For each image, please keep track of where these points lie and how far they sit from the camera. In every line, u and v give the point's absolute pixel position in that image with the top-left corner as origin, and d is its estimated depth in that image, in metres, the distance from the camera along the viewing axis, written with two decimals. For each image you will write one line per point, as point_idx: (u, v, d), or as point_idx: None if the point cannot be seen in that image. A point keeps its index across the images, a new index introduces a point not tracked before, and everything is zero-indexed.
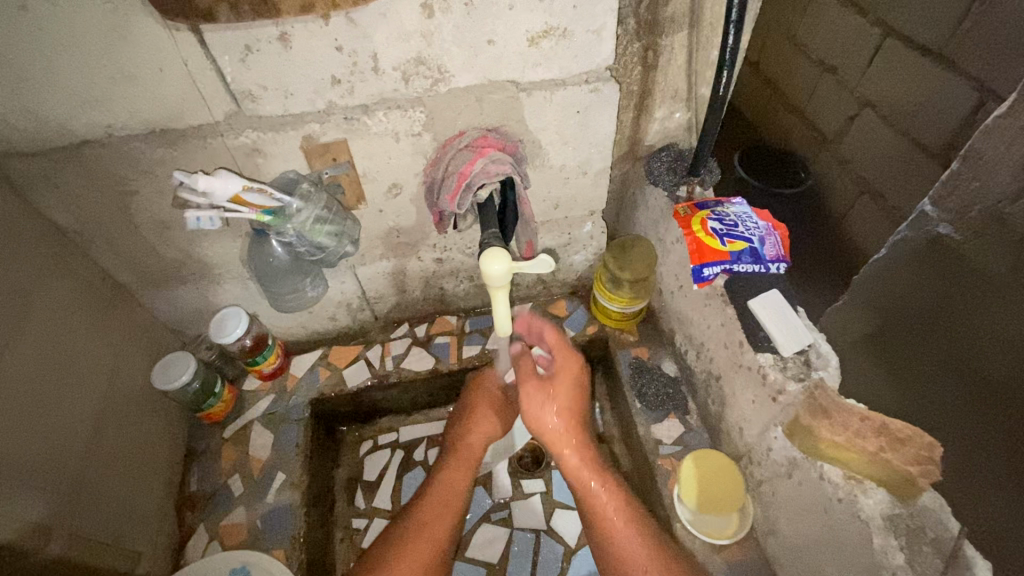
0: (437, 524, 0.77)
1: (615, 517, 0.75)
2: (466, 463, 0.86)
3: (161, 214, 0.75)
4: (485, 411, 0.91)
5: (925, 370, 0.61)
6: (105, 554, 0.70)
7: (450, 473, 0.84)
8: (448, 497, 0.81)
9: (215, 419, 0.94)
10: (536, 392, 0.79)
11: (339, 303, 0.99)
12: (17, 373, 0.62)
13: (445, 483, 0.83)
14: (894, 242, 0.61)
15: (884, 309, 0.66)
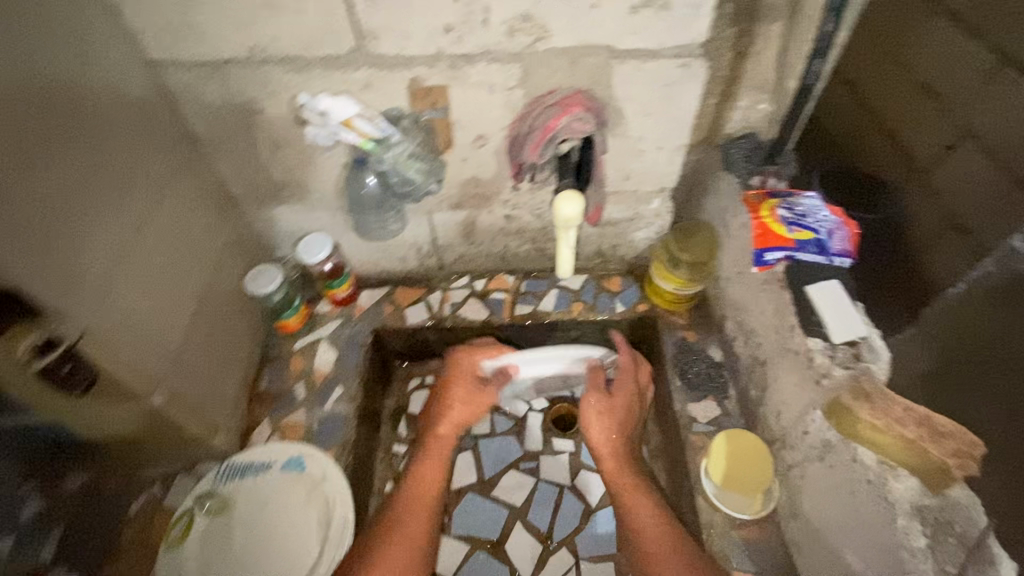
0: (413, 520, 0.84)
1: (642, 516, 0.83)
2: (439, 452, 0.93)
3: (277, 135, 0.85)
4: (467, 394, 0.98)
5: (978, 426, 0.56)
6: (192, 418, 0.82)
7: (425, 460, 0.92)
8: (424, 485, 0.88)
9: (290, 329, 1.05)
10: (597, 404, 0.95)
11: (411, 245, 1.07)
12: (146, 248, 0.74)
13: (423, 469, 0.91)
14: (977, 276, 0.59)
15: (934, 344, 0.63)
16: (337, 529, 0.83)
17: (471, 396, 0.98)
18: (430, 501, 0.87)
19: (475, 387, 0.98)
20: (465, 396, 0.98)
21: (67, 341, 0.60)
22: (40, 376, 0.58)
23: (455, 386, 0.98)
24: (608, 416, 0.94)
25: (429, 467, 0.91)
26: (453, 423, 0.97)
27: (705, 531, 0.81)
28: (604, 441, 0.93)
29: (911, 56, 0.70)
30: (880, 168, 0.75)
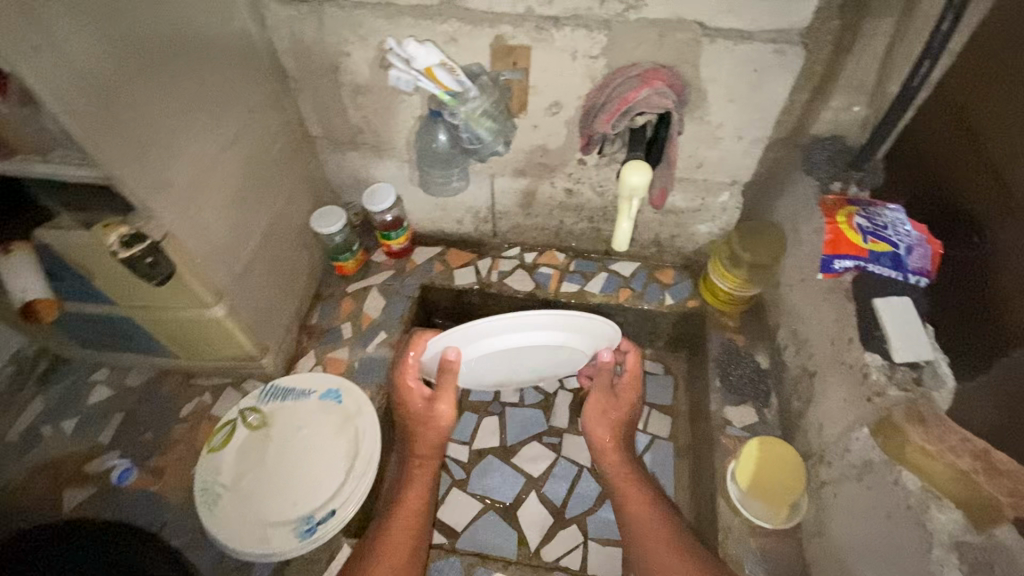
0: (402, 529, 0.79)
1: (645, 523, 0.81)
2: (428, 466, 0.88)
3: (361, 80, 0.88)
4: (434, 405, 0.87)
5: None
6: (247, 335, 0.87)
7: (415, 478, 0.87)
8: (411, 508, 0.82)
9: (346, 272, 1.09)
10: (602, 404, 0.91)
11: (470, 208, 1.09)
12: (229, 166, 0.78)
13: (410, 492, 0.84)
14: None
15: (1006, 391, 0.59)
16: (361, 465, 0.84)
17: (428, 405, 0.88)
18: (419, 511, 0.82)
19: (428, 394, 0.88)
20: (437, 412, 0.87)
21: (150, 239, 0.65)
22: (124, 263, 0.65)
23: (410, 403, 0.88)
24: (611, 422, 0.90)
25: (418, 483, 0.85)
26: (429, 444, 0.89)
27: (722, 534, 0.79)
28: (608, 445, 0.90)
29: (1012, 71, 0.62)
30: (973, 206, 0.68)
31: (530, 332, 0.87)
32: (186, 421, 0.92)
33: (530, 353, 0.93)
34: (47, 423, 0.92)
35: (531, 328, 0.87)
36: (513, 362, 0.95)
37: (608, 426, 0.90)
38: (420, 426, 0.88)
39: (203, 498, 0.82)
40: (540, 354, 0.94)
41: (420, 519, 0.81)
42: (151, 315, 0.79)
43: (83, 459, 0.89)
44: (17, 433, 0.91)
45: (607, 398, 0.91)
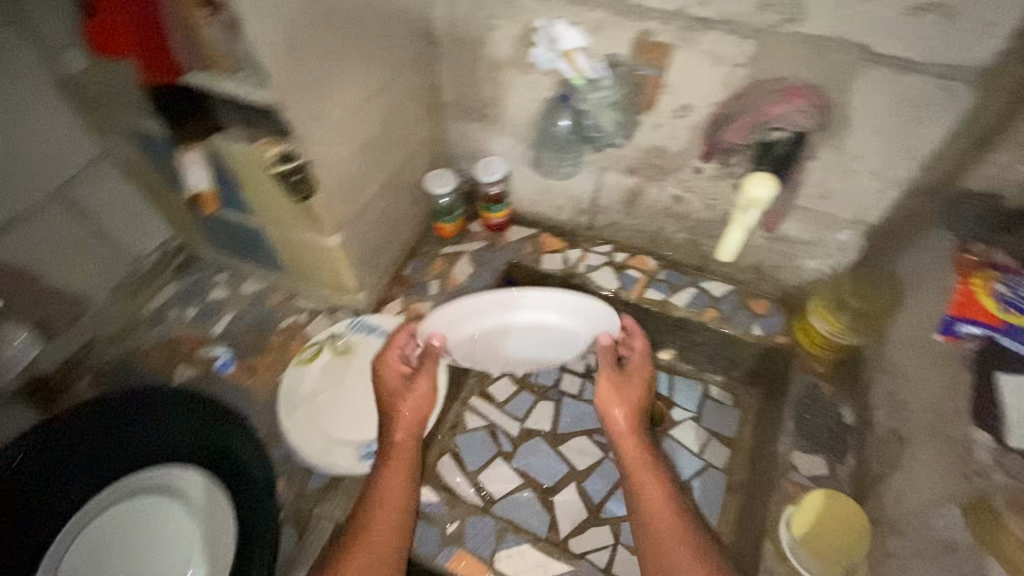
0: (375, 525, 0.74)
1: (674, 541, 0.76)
2: (402, 456, 0.82)
3: (503, 57, 0.92)
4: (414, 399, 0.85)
5: None
6: (350, 270, 0.95)
7: (389, 471, 0.80)
8: (387, 508, 0.76)
9: (445, 234, 1.15)
10: (615, 388, 0.89)
11: (572, 198, 1.10)
12: (372, 113, 0.86)
13: (386, 489, 0.78)
14: None
15: None
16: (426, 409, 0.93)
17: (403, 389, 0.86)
18: (398, 502, 0.77)
19: (405, 380, 0.87)
20: (416, 395, 0.86)
21: (298, 162, 0.73)
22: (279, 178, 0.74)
23: (388, 389, 0.87)
24: (623, 406, 0.88)
25: (392, 477, 0.79)
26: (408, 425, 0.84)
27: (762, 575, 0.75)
28: (624, 434, 0.87)
29: None
30: None
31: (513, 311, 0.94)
32: (282, 333, 1.02)
33: (517, 338, 0.97)
34: (174, 307, 1.07)
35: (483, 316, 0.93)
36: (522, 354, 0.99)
37: (625, 413, 0.88)
38: (401, 408, 0.85)
39: (284, 401, 0.90)
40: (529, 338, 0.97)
41: (395, 511, 0.76)
42: (278, 231, 0.89)
43: (195, 345, 1.02)
44: (150, 309, 1.06)
45: (618, 385, 0.90)
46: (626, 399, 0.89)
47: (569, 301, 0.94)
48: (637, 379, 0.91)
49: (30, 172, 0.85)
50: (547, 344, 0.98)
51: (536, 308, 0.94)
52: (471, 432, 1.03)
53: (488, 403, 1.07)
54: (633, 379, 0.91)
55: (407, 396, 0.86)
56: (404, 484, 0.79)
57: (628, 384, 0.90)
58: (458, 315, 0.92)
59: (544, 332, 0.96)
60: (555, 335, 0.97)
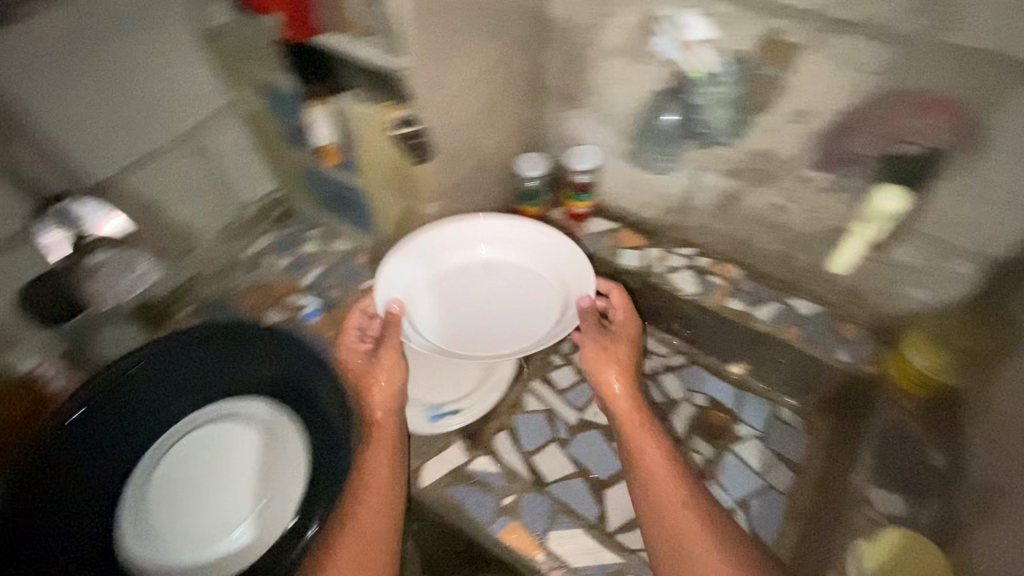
0: (363, 499, 0.78)
1: (670, 502, 0.76)
2: (381, 435, 0.85)
3: (616, 47, 0.91)
4: (393, 372, 0.88)
5: None
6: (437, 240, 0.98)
7: (373, 452, 0.83)
8: (373, 480, 0.79)
9: (527, 219, 1.16)
10: (598, 347, 0.90)
11: (662, 196, 1.08)
12: (483, 90, 0.88)
13: (369, 462, 0.81)
14: None
15: None
16: (495, 381, 0.98)
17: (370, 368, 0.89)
18: (380, 475, 0.80)
19: (370, 360, 0.90)
20: (397, 372, 0.88)
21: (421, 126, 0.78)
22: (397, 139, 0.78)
23: (357, 371, 0.90)
24: (614, 366, 0.89)
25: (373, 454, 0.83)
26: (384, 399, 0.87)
27: None
28: (617, 393, 0.88)
29: None
30: None
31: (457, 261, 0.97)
32: (365, 292, 1.07)
33: (486, 294, 0.96)
34: (273, 254, 1.14)
35: (429, 271, 0.95)
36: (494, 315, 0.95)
37: (623, 380, 0.89)
38: (374, 384, 0.88)
39: None
40: (500, 292, 0.96)
41: (379, 484, 0.80)
42: (378, 194, 0.94)
43: (284, 292, 1.08)
44: (250, 254, 1.14)
45: (604, 344, 0.90)
46: (615, 357, 0.90)
47: (523, 235, 0.97)
48: (622, 335, 0.92)
49: (172, 115, 0.93)
50: (511, 289, 0.96)
51: (476, 249, 0.97)
52: (531, 414, 1.05)
53: (548, 389, 1.08)
54: (619, 337, 0.92)
55: (386, 377, 0.88)
56: (384, 457, 0.82)
57: (613, 342, 0.91)
58: (415, 263, 0.94)
59: (512, 280, 0.97)
60: (525, 280, 0.97)
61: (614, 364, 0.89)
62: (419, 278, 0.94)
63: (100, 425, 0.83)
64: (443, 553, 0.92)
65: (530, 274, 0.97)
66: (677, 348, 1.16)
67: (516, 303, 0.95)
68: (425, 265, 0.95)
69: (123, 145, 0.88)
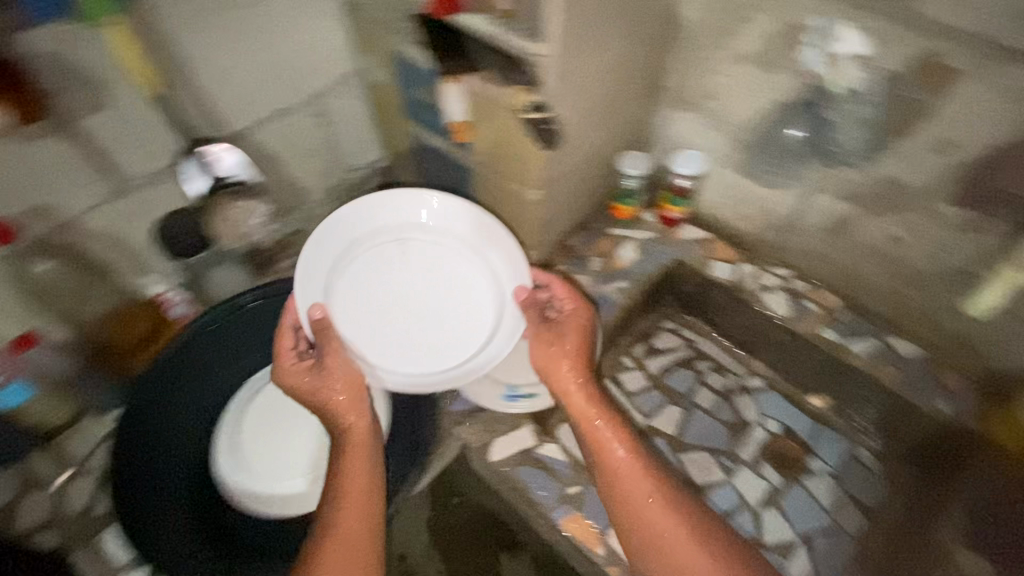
0: (346, 512, 0.69)
1: (667, 520, 0.71)
2: (355, 443, 0.76)
3: (750, 53, 0.87)
4: (338, 381, 0.78)
5: None
6: (534, 227, 0.98)
7: (347, 460, 0.74)
8: (352, 491, 0.70)
9: (621, 216, 1.15)
10: (545, 343, 0.84)
11: (767, 211, 1.05)
12: (606, 84, 0.87)
13: (346, 473, 0.72)
14: None
15: None
16: None
17: (325, 377, 0.78)
18: (364, 485, 0.71)
19: (315, 369, 0.78)
20: (341, 381, 0.78)
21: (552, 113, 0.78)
22: (527, 123, 0.78)
23: (308, 390, 0.79)
24: (569, 361, 0.83)
25: (354, 463, 0.73)
26: (350, 405, 0.78)
27: None
28: (572, 391, 0.82)
29: None
30: None
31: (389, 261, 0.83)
32: None
33: (417, 291, 0.84)
34: None
35: (354, 276, 0.82)
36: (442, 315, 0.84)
37: (572, 373, 0.83)
38: (335, 392, 0.78)
39: None
40: (434, 289, 0.84)
41: (363, 491, 0.70)
42: (483, 175, 0.95)
43: None
44: None
45: (550, 340, 0.84)
46: (567, 353, 0.83)
47: (447, 217, 0.85)
48: (566, 325, 0.85)
49: (304, 78, 0.97)
50: (451, 284, 0.85)
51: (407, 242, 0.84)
52: None
53: (616, 390, 1.09)
54: (565, 329, 0.85)
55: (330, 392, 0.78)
56: (364, 463, 0.73)
57: (563, 334, 0.85)
58: (322, 266, 0.80)
59: (444, 271, 0.85)
60: (470, 275, 0.85)
61: (567, 360, 0.83)
62: (320, 273, 0.79)
63: (210, 351, 0.87)
64: (468, 533, 1.02)
65: (467, 261, 0.85)
66: (754, 370, 1.13)
67: (450, 304, 0.84)
68: (337, 259, 0.81)
69: (254, 98, 0.92)
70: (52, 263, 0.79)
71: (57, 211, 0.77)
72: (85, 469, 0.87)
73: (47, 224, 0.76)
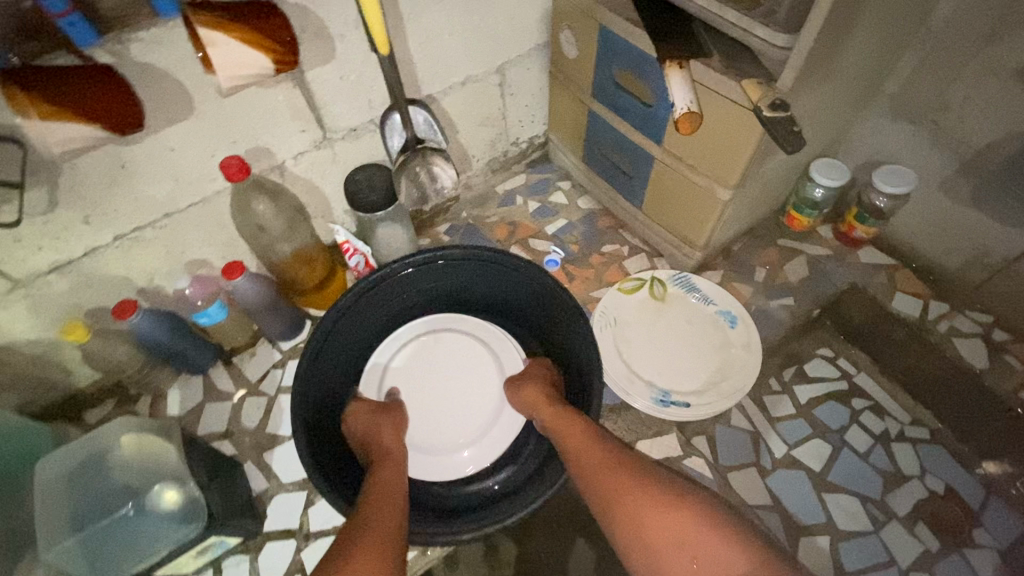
0: (379, 513, 0.67)
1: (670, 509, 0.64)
2: (391, 462, 0.76)
3: (1019, 66, 0.76)
4: (386, 417, 0.83)
5: None
6: (711, 228, 0.93)
7: (377, 474, 0.74)
8: (386, 500, 0.70)
9: (792, 225, 1.07)
10: (524, 385, 0.84)
11: (979, 248, 0.95)
12: (832, 88, 0.80)
13: (376, 484, 0.72)
14: None
15: None
16: (730, 389, 0.91)
17: (372, 416, 0.83)
18: (397, 499, 0.70)
19: (366, 411, 0.84)
20: (387, 420, 0.82)
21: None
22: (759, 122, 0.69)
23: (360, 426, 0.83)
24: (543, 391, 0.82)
25: (386, 480, 0.73)
26: (393, 435, 0.80)
27: None
28: (554, 411, 0.78)
29: None
30: None
31: (445, 360, 0.92)
32: (606, 256, 1.09)
33: (453, 387, 0.91)
34: (521, 195, 1.18)
35: (419, 361, 0.92)
36: (455, 421, 0.88)
37: (536, 388, 0.82)
38: (382, 421, 0.82)
39: (603, 317, 0.98)
40: (469, 386, 0.91)
41: (397, 502, 0.70)
42: (670, 169, 0.91)
43: (529, 233, 1.13)
44: (502, 189, 1.20)
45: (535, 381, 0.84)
46: (545, 387, 0.83)
47: (480, 327, 0.94)
48: (534, 368, 0.88)
49: (498, 47, 0.97)
50: (477, 399, 0.90)
51: (470, 355, 0.93)
52: (735, 428, 0.96)
53: (758, 411, 0.98)
54: (540, 372, 0.87)
55: (376, 423, 0.82)
56: (397, 481, 0.73)
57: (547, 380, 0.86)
58: (404, 340, 0.93)
59: (476, 385, 0.91)
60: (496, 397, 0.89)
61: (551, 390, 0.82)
62: (396, 346, 0.92)
63: (386, 296, 0.92)
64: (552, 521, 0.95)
65: (490, 367, 0.91)
66: (918, 419, 0.98)
67: (465, 410, 0.89)
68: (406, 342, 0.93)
69: (455, 64, 0.93)
70: (263, 203, 0.85)
71: (271, 153, 0.82)
72: (257, 390, 0.95)
73: (262, 164, 0.82)
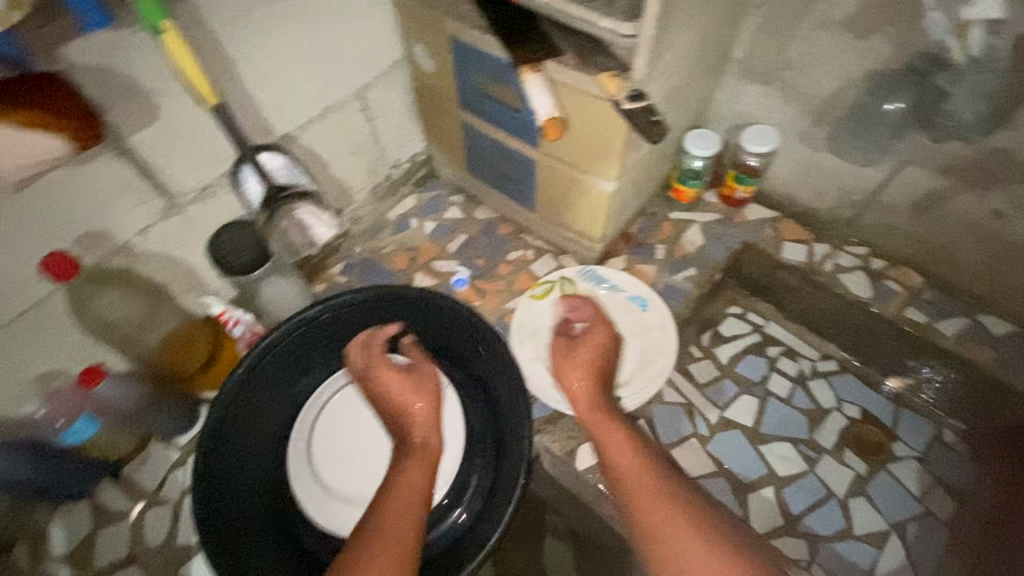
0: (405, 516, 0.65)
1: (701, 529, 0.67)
2: (424, 456, 0.73)
3: (844, 18, 0.81)
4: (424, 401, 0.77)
5: None
6: (604, 218, 0.93)
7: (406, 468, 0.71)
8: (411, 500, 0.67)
9: (680, 198, 1.10)
10: (583, 360, 0.85)
11: (845, 187, 1.02)
12: (685, 64, 0.82)
13: (404, 484, 0.69)
14: None
15: None
16: (654, 371, 0.92)
17: (412, 394, 0.78)
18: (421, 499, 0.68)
19: (404, 388, 0.78)
20: (422, 403, 0.77)
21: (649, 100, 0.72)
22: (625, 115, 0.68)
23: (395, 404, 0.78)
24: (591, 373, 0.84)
25: (414, 477, 0.70)
26: (427, 428, 0.76)
27: None
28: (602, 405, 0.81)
29: None
30: None
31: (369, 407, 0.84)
32: (512, 263, 1.06)
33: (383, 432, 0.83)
34: (414, 218, 1.12)
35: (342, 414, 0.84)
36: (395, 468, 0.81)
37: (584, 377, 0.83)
38: (416, 409, 0.77)
39: (519, 330, 0.96)
40: None
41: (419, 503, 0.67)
42: (553, 168, 0.89)
43: (430, 256, 1.08)
44: (393, 215, 1.13)
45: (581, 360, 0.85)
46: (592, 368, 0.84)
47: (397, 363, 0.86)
48: (587, 339, 0.87)
49: (349, 71, 0.90)
50: None
51: None
52: (670, 405, 0.98)
53: (686, 382, 1.00)
54: (589, 342, 0.87)
55: (412, 407, 0.77)
56: (423, 480, 0.70)
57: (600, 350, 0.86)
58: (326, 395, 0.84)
59: None
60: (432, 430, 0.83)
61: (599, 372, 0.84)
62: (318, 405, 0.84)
63: (284, 364, 0.83)
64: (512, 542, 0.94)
65: None
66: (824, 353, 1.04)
67: None
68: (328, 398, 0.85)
69: (304, 97, 0.86)
70: (109, 293, 0.75)
71: (107, 237, 0.71)
72: (160, 498, 0.84)
73: (99, 252, 0.71)
